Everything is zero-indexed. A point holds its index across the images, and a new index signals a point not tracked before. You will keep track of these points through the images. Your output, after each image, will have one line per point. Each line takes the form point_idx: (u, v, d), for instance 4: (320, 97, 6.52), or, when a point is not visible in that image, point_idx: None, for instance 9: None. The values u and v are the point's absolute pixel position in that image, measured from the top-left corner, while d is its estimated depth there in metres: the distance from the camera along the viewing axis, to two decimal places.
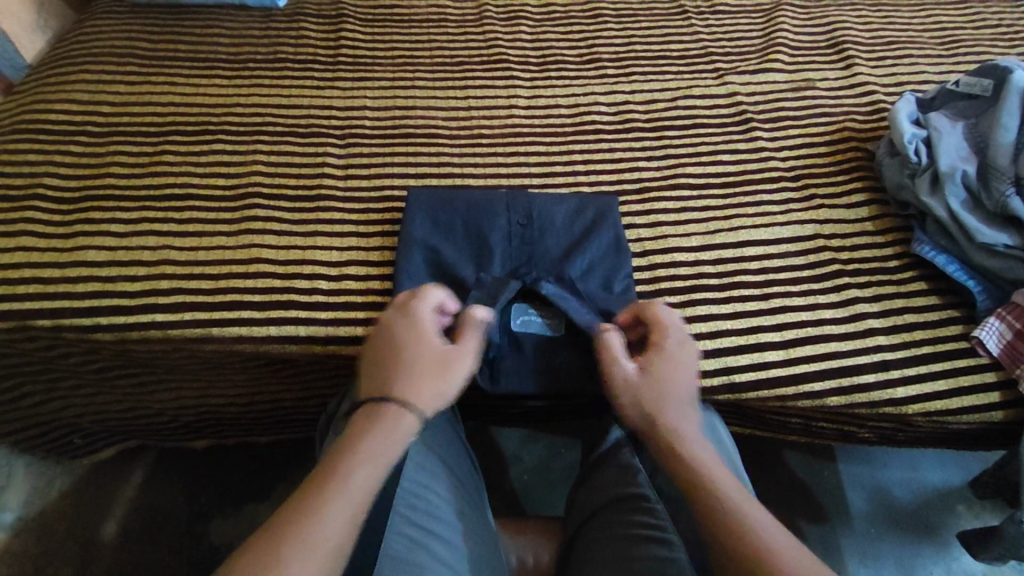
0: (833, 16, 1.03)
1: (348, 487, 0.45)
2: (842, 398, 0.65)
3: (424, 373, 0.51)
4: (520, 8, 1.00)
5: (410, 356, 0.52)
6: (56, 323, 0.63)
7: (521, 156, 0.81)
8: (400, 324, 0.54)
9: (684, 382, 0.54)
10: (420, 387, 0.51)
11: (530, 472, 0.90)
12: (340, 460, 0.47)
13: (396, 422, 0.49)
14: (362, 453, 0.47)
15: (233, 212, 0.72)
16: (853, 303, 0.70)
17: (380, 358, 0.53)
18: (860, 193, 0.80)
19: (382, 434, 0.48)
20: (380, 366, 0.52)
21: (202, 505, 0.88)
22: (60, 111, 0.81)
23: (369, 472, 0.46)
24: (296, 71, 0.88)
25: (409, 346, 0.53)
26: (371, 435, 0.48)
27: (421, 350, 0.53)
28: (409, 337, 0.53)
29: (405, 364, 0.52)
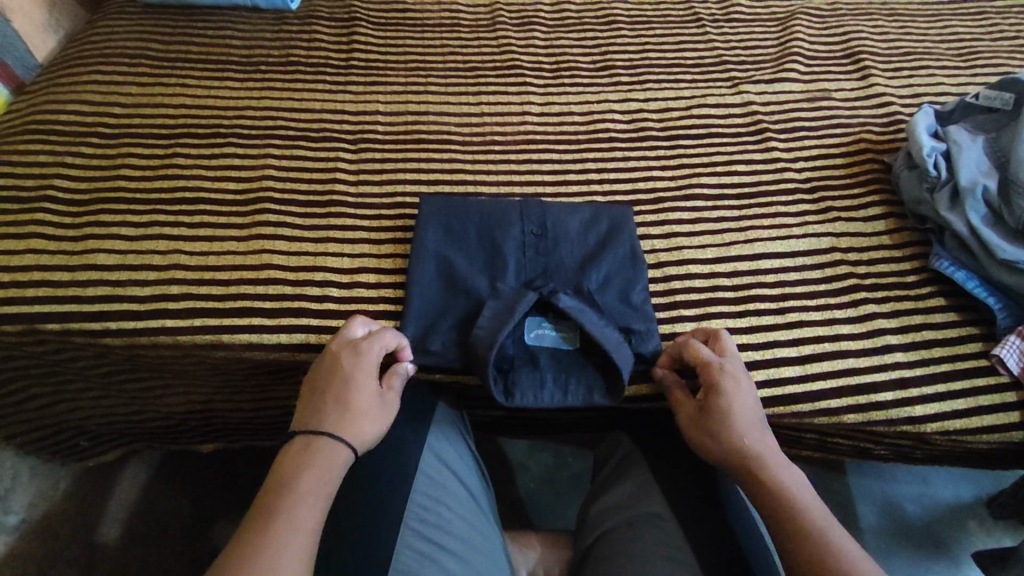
0: (849, 26, 1.02)
1: (288, 518, 0.45)
2: (860, 415, 0.64)
3: (359, 412, 0.52)
4: (533, 14, 0.99)
5: (352, 393, 0.53)
6: (66, 327, 0.63)
7: (535, 163, 0.81)
8: (353, 360, 0.55)
9: (752, 414, 0.54)
10: (354, 424, 0.52)
11: (537, 481, 0.90)
12: (275, 495, 0.47)
13: (332, 456, 0.50)
14: (297, 487, 0.47)
15: (245, 217, 0.71)
16: (870, 318, 0.69)
17: (320, 387, 0.54)
18: (876, 206, 0.79)
19: (314, 465, 0.49)
20: (320, 396, 0.53)
21: (207, 509, 0.87)
22: (71, 112, 0.80)
23: (307, 503, 0.47)
24: (308, 75, 0.88)
25: (357, 384, 0.53)
26: (305, 467, 0.49)
27: (365, 389, 0.53)
28: (355, 372, 0.54)
29: (345, 399, 0.52)
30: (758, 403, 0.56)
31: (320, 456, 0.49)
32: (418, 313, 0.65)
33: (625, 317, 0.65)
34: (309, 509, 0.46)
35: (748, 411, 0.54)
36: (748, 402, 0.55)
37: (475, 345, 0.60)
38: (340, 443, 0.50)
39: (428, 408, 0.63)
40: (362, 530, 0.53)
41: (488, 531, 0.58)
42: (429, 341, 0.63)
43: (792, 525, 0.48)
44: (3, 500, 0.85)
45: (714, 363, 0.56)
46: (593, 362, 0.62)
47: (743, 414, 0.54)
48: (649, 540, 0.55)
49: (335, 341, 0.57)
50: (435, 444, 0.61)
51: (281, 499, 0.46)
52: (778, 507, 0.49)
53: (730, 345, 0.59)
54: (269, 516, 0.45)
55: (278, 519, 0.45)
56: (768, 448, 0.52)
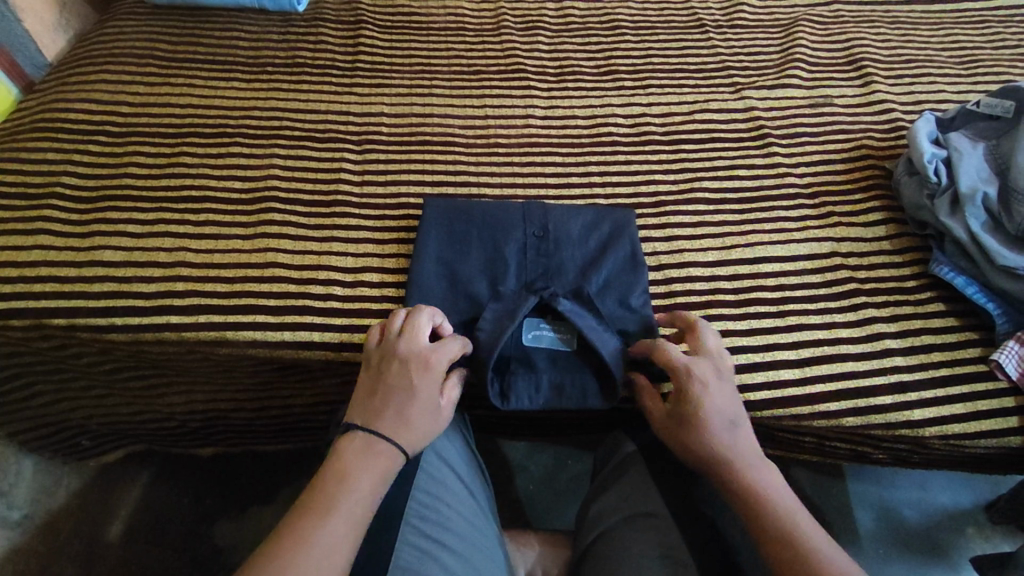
0: (851, 34, 1.03)
1: (342, 514, 0.46)
2: (859, 418, 0.64)
3: (419, 426, 0.52)
4: (538, 18, 1.01)
5: (417, 405, 0.52)
6: (72, 322, 0.63)
7: (538, 166, 0.81)
8: (418, 372, 0.53)
9: (726, 418, 0.53)
10: (412, 438, 0.51)
11: (537, 483, 0.90)
12: (332, 485, 0.48)
13: (388, 459, 0.50)
14: (353, 482, 0.48)
15: (249, 216, 0.72)
16: (870, 322, 0.69)
17: (383, 388, 0.52)
18: (877, 211, 0.79)
19: (371, 469, 0.49)
20: (385, 399, 0.52)
21: (208, 507, 0.87)
22: (80, 110, 0.81)
23: (360, 501, 0.48)
24: (315, 76, 0.89)
25: (417, 399, 0.52)
26: (364, 464, 0.49)
27: (425, 405, 0.52)
28: (422, 383, 0.53)
29: (407, 414, 0.51)
30: (735, 402, 0.54)
31: (377, 456, 0.50)
32: None
33: (624, 319, 0.66)
34: (361, 507, 0.47)
35: (722, 416, 0.53)
36: (723, 404, 0.53)
37: (475, 346, 0.61)
38: (397, 454, 0.50)
39: None
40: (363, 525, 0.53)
41: (489, 530, 0.59)
42: None
43: (774, 539, 0.48)
44: (6, 495, 0.83)
45: (682, 368, 0.54)
46: (590, 364, 0.63)
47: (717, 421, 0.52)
48: (649, 539, 0.56)
49: (404, 339, 0.55)
50: (438, 443, 0.61)
51: (337, 492, 0.47)
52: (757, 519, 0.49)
53: (705, 343, 0.58)
54: (323, 507, 0.46)
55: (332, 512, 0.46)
56: (745, 456, 0.52)
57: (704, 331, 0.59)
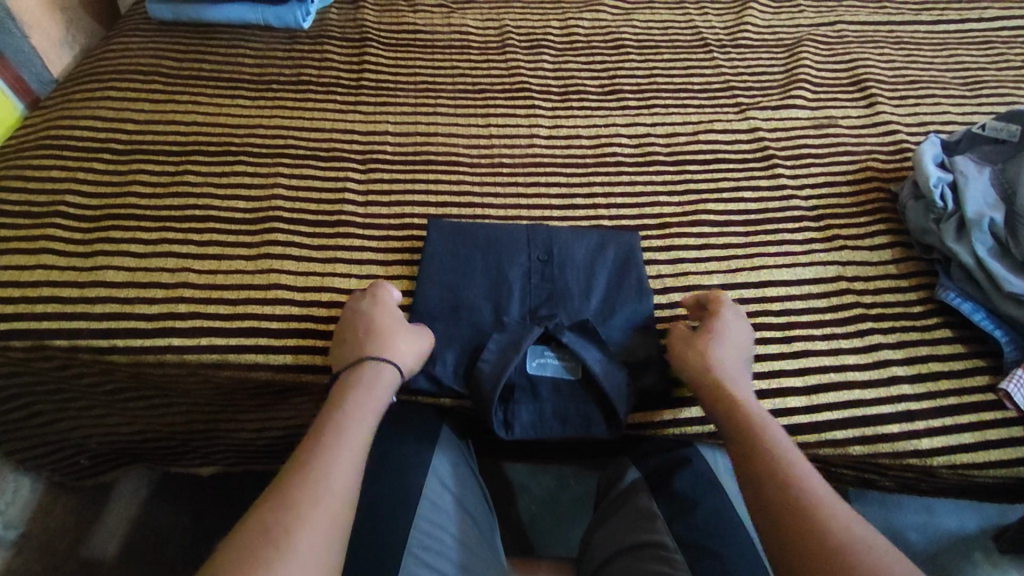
0: (855, 54, 1.03)
1: (340, 464, 0.46)
2: (866, 447, 0.63)
3: (395, 337, 0.59)
4: (542, 37, 1.01)
5: (382, 323, 0.60)
6: (73, 344, 0.63)
7: (542, 187, 0.81)
8: (371, 304, 0.62)
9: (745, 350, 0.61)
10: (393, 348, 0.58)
11: (539, 504, 0.89)
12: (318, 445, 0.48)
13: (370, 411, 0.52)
14: (342, 439, 0.48)
15: (253, 236, 0.72)
16: (877, 348, 0.69)
17: (351, 329, 0.60)
18: (882, 235, 0.79)
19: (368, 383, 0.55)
20: (353, 337, 0.59)
21: (206, 525, 0.87)
22: (86, 127, 0.81)
23: (353, 455, 0.48)
24: (319, 94, 0.89)
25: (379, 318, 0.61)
26: (347, 422, 0.50)
27: (389, 319, 0.61)
28: (378, 311, 0.62)
29: (376, 330, 0.59)
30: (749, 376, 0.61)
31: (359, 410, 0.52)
32: None
33: (629, 347, 0.65)
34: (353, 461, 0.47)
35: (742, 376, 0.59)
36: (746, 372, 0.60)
37: (480, 377, 0.61)
38: (382, 361, 0.57)
39: (430, 430, 0.63)
40: (362, 555, 0.52)
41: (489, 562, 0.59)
42: (434, 364, 0.63)
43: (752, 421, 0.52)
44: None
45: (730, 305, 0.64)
46: (595, 394, 0.62)
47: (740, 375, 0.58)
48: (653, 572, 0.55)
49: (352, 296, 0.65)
50: (437, 466, 0.61)
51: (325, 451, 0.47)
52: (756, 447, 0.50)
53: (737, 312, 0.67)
54: (320, 461, 0.46)
55: (325, 468, 0.46)
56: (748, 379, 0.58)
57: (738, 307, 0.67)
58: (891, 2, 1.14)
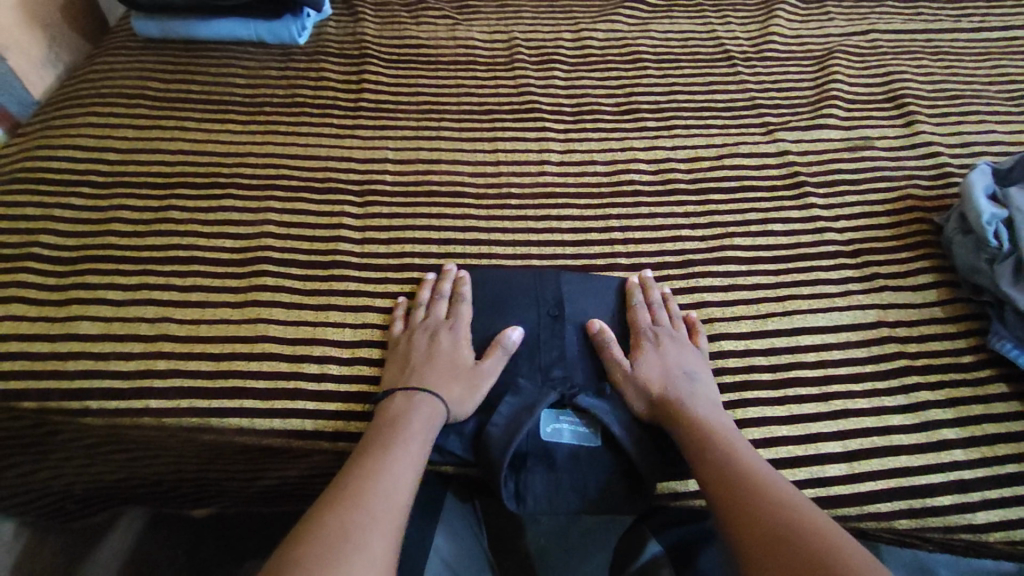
0: (891, 67, 0.96)
1: (396, 476, 0.48)
2: (914, 521, 0.57)
3: (457, 378, 0.57)
4: (553, 51, 0.95)
5: (449, 359, 0.59)
6: (43, 405, 0.58)
7: (554, 220, 0.75)
8: (444, 332, 0.61)
9: (681, 351, 0.61)
10: (455, 390, 0.56)
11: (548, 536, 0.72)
12: (361, 487, 0.46)
13: (418, 453, 0.51)
14: (402, 452, 0.50)
15: (241, 279, 0.66)
16: (925, 407, 0.62)
17: (415, 355, 0.59)
18: (926, 273, 0.72)
19: (420, 412, 0.54)
20: (420, 362, 0.59)
21: (203, 562, 0.82)
22: (64, 159, 0.76)
23: (407, 473, 0.49)
24: (314, 117, 0.84)
25: (449, 353, 0.59)
26: (392, 465, 0.49)
27: (460, 357, 0.59)
28: (449, 343, 0.60)
29: (444, 366, 0.58)
30: (704, 363, 0.61)
31: (407, 452, 0.50)
32: None
33: None
34: (399, 506, 0.46)
35: (682, 366, 0.59)
36: (689, 358, 0.61)
37: (489, 445, 0.55)
38: (439, 401, 0.55)
39: (430, 502, 0.57)
40: None
41: None
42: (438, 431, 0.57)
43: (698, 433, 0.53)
44: None
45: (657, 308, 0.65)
46: (616, 463, 0.57)
47: (675, 366, 0.59)
48: None
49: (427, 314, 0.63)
50: (437, 542, 0.56)
51: (371, 496, 0.46)
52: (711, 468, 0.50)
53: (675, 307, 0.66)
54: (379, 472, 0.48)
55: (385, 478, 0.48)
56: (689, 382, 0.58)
57: (671, 295, 0.68)
58: (928, 8, 1.06)
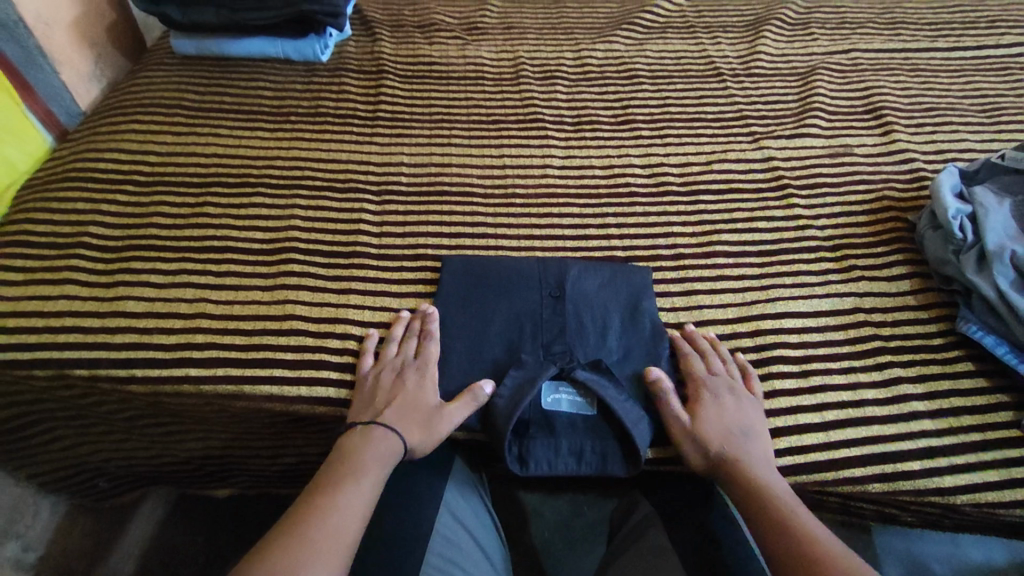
0: (870, 82, 1.03)
1: (357, 484, 0.54)
2: (886, 484, 0.62)
3: (416, 421, 0.59)
4: (555, 69, 1.03)
5: (412, 399, 0.61)
6: (93, 372, 0.64)
7: (556, 217, 0.82)
8: (409, 371, 0.63)
9: (741, 409, 0.62)
10: (413, 432, 0.59)
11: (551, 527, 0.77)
12: (322, 501, 0.52)
13: (379, 467, 0.56)
14: (367, 461, 0.56)
15: (270, 266, 0.73)
16: (896, 383, 0.67)
17: (379, 392, 0.62)
18: (900, 265, 0.78)
19: (387, 430, 0.58)
20: (382, 400, 0.61)
21: (221, 545, 0.87)
22: (109, 160, 0.84)
23: (369, 479, 0.55)
24: (336, 125, 0.91)
25: (412, 393, 0.61)
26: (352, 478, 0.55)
27: (422, 399, 0.61)
28: (416, 383, 0.62)
29: (406, 407, 0.60)
30: (760, 415, 0.63)
31: (368, 465, 0.56)
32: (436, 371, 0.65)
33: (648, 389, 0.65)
34: (360, 508, 0.53)
35: (740, 423, 0.61)
36: (746, 412, 0.62)
37: (495, 412, 0.61)
38: (396, 441, 0.57)
39: (441, 466, 0.63)
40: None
41: None
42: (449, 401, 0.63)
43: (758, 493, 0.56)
44: (23, 536, 0.83)
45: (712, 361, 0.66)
46: (611, 430, 0.62)
47: (734, 422, 0.61)
48: None
49: (395, 352, 0.65)
50: (447, 495, 0.61)
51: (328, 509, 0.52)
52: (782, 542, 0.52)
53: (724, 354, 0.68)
54: (342, 481, 0.54)
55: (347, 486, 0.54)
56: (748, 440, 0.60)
57: (718, 340, 0.70)
58: (906, 29, 1.14)
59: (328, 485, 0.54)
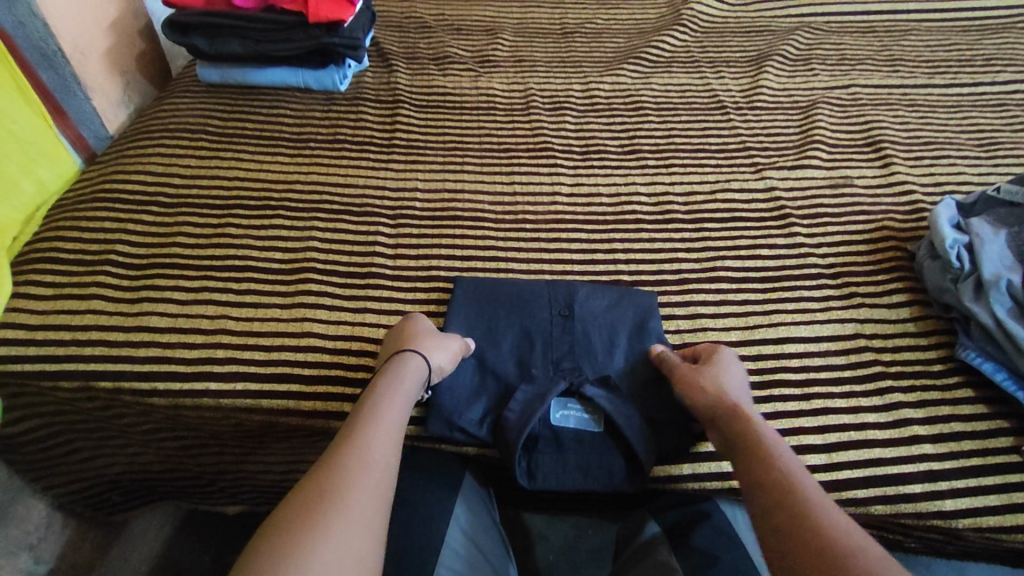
0: (870, 116, 1.07)
1: (379, 443, 0.51)
2: (888, 506, 0.63)
3: (420, 343, 0.63)
4: (564, 100, 1.07)
5: (410, 334, 0.65)
6: (116, 384, 0.66)
7: (564, 242, 0.84)
8: (404, 323, 0.68)
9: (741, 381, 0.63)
10: (421, 349, 0.62)
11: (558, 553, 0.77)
12: (346, 455, 0.49)
13: (397, 426, 0.54)
14: (383, 422, 0.53)
15: (289, 285, 0.76)
16: (897, 407, 0.69)
17: (386, 347, 0.65)
18: (900, 293, 0.80)
19: (399, 390, 0.57)
20: (389, 348, 0.64)
21: (227, 564, 0.87)
22: (137, 181, 0.87)
23: (388, 438, 0.52)
24: (353, 151, 0.95)
25: (409, 331, 0.66)
26: (373, 435, 0.51)
27: (419, 331, 0.66)
28: (411, 325, 0.67)
29: (407, 338, 0.64)
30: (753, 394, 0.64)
31: (388, 420, 0.54)
32: (449, 385, 0.67)
33: (655, 407, 0.66)
34: (385, 466, 0.50)
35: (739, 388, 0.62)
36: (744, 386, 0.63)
37: (506, 426, 0.63)
38: (409, 357, 0.61)
39: (451, 482, 0.64)
40: None
41: None
42: (460, 414, 0.65)
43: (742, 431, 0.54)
44: (35, 548, 0.82)
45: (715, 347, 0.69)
46: (618, 447, 0.64)
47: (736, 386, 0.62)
48: None
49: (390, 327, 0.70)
50: (456, 510, 0.62)
51: (355, 466, 0.48)
52: (773, 488, 0.48)
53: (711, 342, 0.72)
54: (361, 440, 0.51)
55: (368, 444, 0.50)
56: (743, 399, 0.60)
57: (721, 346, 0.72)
58: (904, 66, 1.18)
59: (347, 445, 0.50)
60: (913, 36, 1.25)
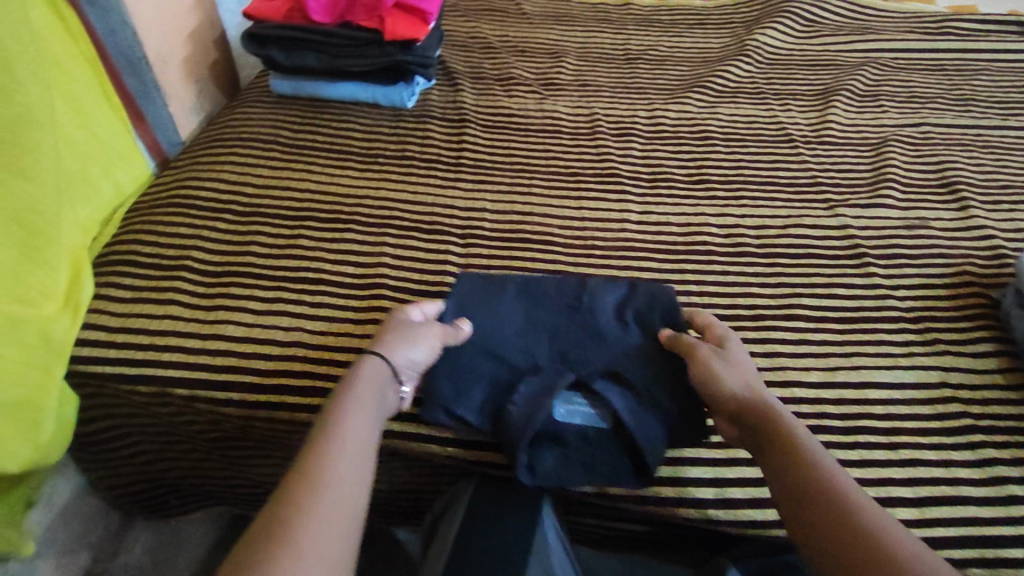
0: (944, 156, 1.04)
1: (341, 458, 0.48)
2: (988, 570, 0.59)
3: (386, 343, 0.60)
4: (631, 126, 1.06)
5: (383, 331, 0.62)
6: (192, 391, 0.66)
7: (636, 270, 0.83)
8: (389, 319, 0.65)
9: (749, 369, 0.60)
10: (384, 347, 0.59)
11: None
12: (306, 475, 0.47)
13: (362, 436, 0.51)
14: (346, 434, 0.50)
15: (361, 299, 0.75)
16: (990, 464, 0.66)
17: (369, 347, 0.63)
18: (986, 342, 0.77)
19: (363, 395, 0.54)
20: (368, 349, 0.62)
21: None
22: (209, 190, 0.88)
23: (352, 452, 0.49)
24: (422, 168, 0.95)
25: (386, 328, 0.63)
26: (332, 451, 0.49)
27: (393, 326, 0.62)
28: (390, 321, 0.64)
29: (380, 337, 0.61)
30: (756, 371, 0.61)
31: (351, 431, 0.51)
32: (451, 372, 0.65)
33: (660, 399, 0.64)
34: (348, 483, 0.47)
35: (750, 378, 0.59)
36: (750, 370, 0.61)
37: (508, 418, 0.61)
38: (372, 357, 0.58)
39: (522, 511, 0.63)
40: None
41: None
42: (459, 401, 0.64)
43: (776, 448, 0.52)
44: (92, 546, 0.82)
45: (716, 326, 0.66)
46: (625, 444, 0.62)
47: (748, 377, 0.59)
48: None
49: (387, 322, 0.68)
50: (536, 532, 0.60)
51: (312, 487, 0.46)
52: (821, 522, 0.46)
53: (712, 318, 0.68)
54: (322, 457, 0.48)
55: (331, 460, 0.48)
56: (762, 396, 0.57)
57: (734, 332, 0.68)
58: (977, 106, 1.15)
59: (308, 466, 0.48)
60: (985, 76, 1.23)
